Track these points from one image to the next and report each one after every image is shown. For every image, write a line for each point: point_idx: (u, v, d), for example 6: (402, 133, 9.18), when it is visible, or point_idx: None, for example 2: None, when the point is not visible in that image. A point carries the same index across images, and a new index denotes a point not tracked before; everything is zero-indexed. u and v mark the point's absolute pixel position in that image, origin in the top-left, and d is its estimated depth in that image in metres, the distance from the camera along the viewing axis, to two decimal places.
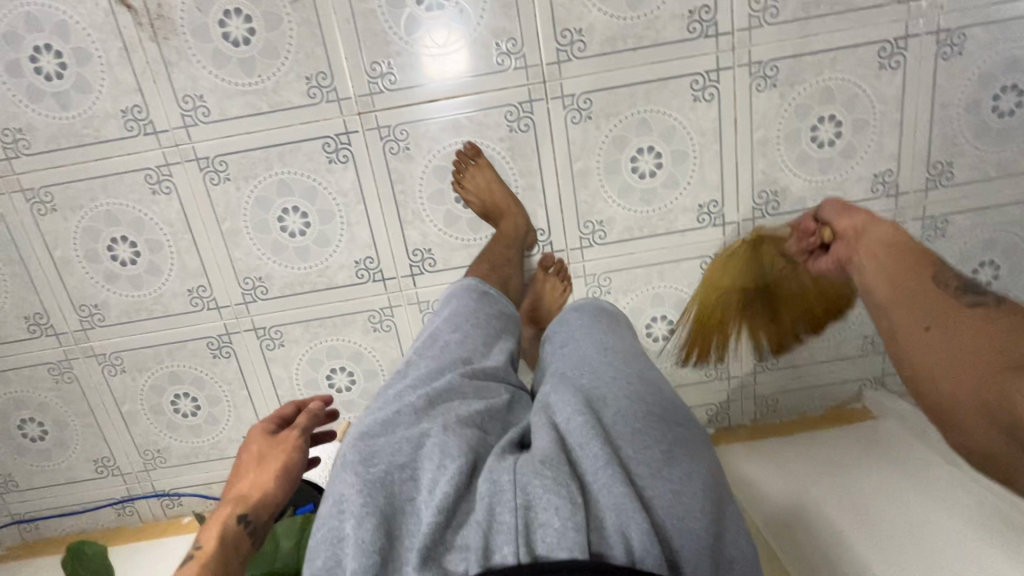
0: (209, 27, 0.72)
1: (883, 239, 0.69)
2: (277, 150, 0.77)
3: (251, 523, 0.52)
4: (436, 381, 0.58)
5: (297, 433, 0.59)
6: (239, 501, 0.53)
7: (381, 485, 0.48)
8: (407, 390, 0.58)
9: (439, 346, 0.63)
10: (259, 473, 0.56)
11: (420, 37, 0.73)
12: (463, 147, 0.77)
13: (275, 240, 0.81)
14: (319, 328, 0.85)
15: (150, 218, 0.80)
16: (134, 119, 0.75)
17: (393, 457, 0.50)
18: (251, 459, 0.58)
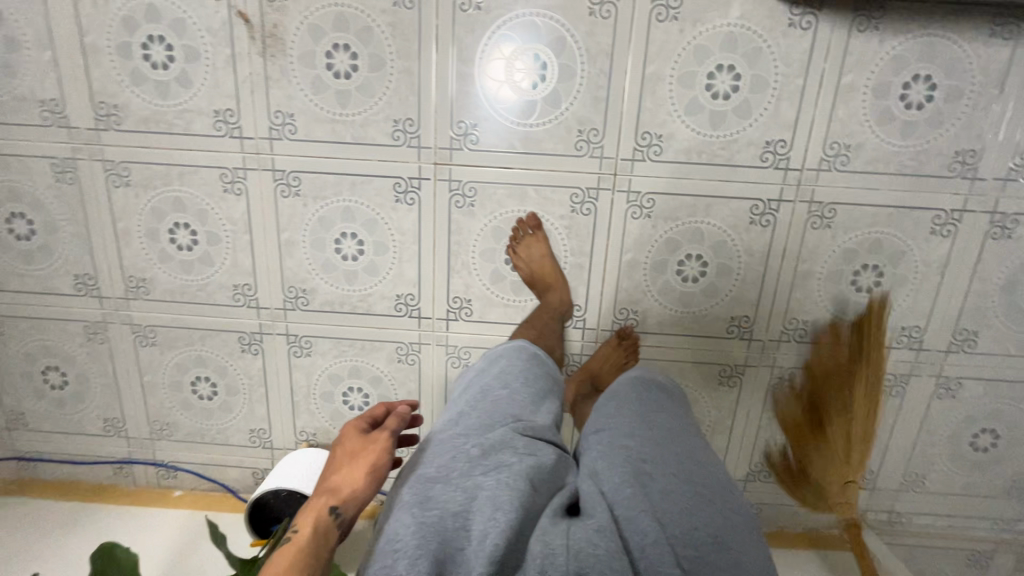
0: (316, 55, 0.75)
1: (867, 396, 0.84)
2: (348, 179, 0.80)
3: (340, 515, 0.56)
4: (488, 432, 0.59)
5: (385, 435, 0.62)
6: (335, 494, 0.57)
7: (435, 531, 0.51)
8: (460, 437, 0.59)
9: (490, 401, 0.64)
10: (351, 469, 0.59)
11: (507, 108, 0.77)
12: (525, 216, 0.81)
13: (327, 259, 0.84)
14: (347, 347, 0.89)
15: (216, 213, 0.83)
16: (225, 121, 0.79)
17: (448, 503, 0.53)
18: (345, 453, 0.61)
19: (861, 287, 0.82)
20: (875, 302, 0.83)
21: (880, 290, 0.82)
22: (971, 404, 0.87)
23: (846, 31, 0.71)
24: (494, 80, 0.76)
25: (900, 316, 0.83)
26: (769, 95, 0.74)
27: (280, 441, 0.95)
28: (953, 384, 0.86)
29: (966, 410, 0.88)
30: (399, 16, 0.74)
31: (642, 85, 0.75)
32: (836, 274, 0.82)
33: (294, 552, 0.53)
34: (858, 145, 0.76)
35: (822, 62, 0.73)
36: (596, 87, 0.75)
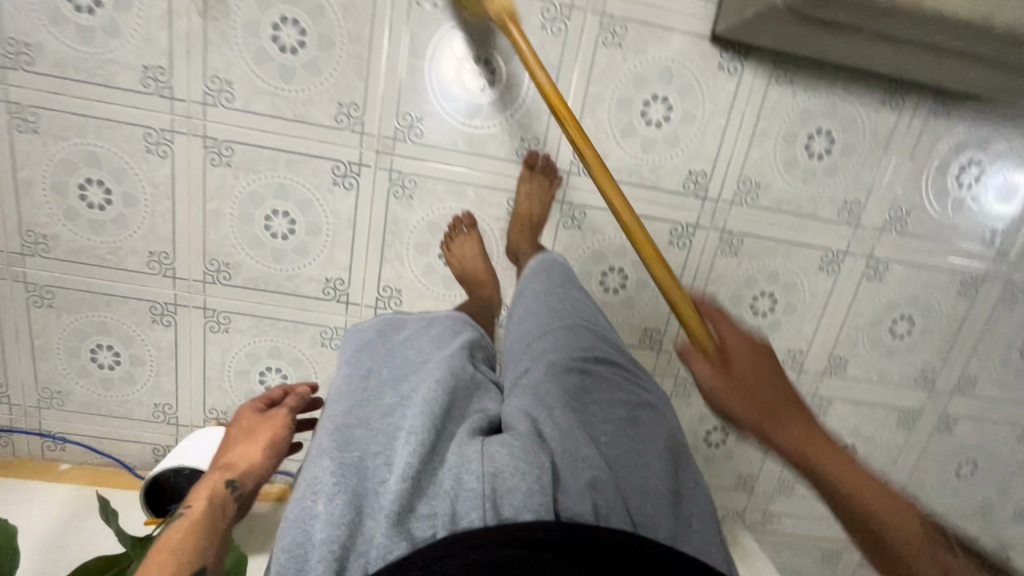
0: (261, 26, 0.73)
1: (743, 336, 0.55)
2: (284, 158, 0.79)
3: (236, 490, 0.57)
4: (403, 381, 0.55)
5: (285, 412, 0.67)
6: (229, 470, 0.58)
7: (351, 467, 0.45)
8: (376, 383, 0.54)
9: (397, 358, 0.58)
10: (246, 445, 0.62)
11: (453, 107, 0.78)
12: (462, 214, 0.83)
13: (255, 236, 0.82)
14: (269, 327, 0.87)
15: (136, 173, 0.79)
16: (154, 79, 0.75)
17: (359, 439, 0.47)
18: (242, 431, 0.64)
19: (758, 311, 0.91)
20: (769, 326, 0.92)
21: (773, 314, 0.92)
22: (836, 420, 1.00)
23: (768, 78, 0.79)
24: (443, 79, 0.77)
25: (788, 341, 0.94)
26: (696, 129, 0.81)
27: (187, 417, 0.91)
28: (824, 403, 0.99)
29: (832, 426, 1.00)
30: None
31: (584, 103, 0.79)
32: (738, 297, 0.90)
33: (187, 526, 0.52)
34: (766, 184, 0.84)
35: (745, 104, 0.80)
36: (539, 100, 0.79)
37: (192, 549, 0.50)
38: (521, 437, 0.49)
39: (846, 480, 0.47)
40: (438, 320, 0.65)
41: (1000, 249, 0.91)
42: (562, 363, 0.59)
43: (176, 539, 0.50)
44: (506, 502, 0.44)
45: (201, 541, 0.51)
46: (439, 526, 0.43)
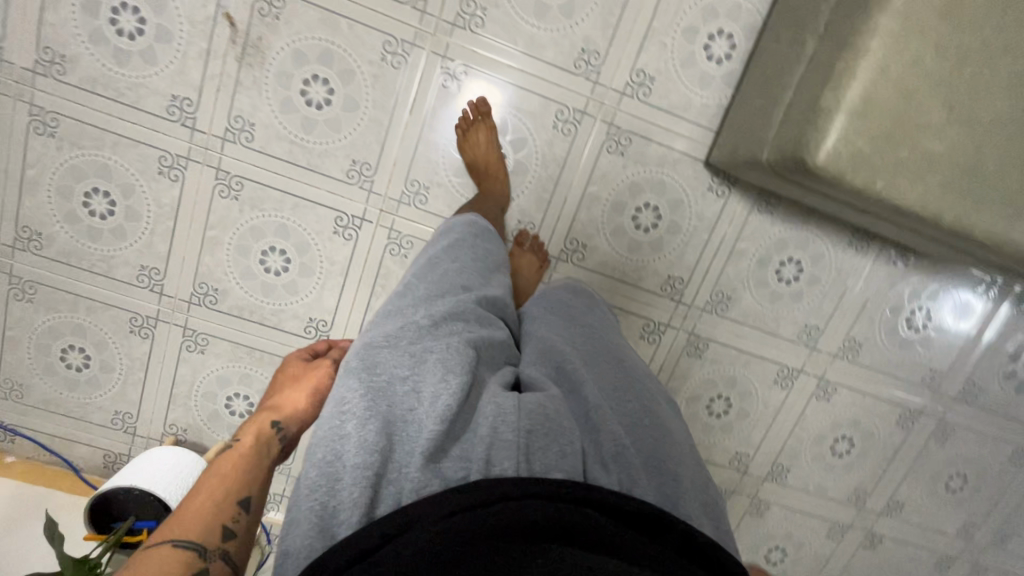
0: (293, 79, 0.77)
1: None
2: (291, 202, 0.82)
3: (282, 429, 0.63)
4: (435, 301, 0.62)
5: (328, 362, 0.72)
6: (277, 411, 0.64)
7: (388, 400, 0.51)
8: (409, 308, 0.61)
9: (438, 273, 0.66)
10: (291, 393, 0.67)
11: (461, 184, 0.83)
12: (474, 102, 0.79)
13: (249, 268, 0.84)
14: (245, 355, 0.89)
15: (143, 191, 0.81)
16: (179, 108, 0.78)
17: (396, 370, 0.53)
18: (290, 375, 0.70)
19: (713, 411, 0.97)
20: (721, 427, 0.98)
21: (726, 417, 0.97)
22: (771, 524, 1.05)
23: (751, 205, 0.86)
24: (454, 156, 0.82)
25: (737, 443, 0.99)
26: (680, 238, 0.87)
27: (145, 428, 0.92)
28: (762, 506, 1.04)
29: (766, 528, 1.05)
30: (382, 71, 0.78)
31: (581, 199, 0.85)
32: (696, 396, 0.96)
33: (242, 453, 0.57)
34: (736, 298, 0.90)
35: (727, 224, 0.87)
36: (541, 190, 0.84)
37: (246, 474, 0.56)
38: (554, 405, 0.54)
39: None
40: (480, 271, 0.68)
41: (939, 390, 0.99)
42: (580, 345, 0.66)
43: (227, 467, 0.55)
44: (538, 458, 0.49)
45: (248, 470, 0.56)
46: (471, 468, 0.48)
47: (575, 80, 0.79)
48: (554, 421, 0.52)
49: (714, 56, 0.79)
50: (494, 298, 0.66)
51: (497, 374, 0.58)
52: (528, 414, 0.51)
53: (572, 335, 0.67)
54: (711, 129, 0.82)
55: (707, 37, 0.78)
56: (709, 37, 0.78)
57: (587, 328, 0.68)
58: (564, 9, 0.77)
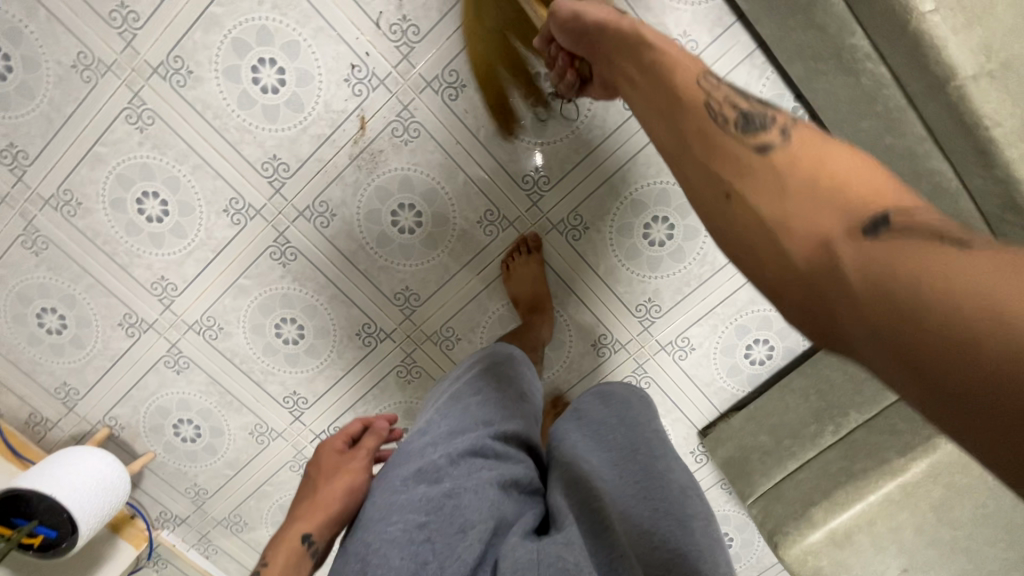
0: (389, 198, 0.79)
1: (623, 36, 0.48)
2: (331, 291, 0.83)
3: (313, 544, 0.60)
4: (458, 437, 0.54)
5: (362, 457, 0.66)
6: (308, 519, 0.60)
7: (410, 548, 0.45)
8: (430, 446, 0.54)
9: (459, 408, 0.58)
10: (324, 492, 0.62)
11: None
12: (527, 233, 0.81)
13: (262, 326, 0.85)
14: (217, 394, 0.89)
15: (200, 216, 0.80)
16: (273, 168, 0.77)
17: (412, 515, 0.47)
18: (323, 473, 0.65)
19: None
20: None
21: None
22: None
23: (716, 481, 0.93)
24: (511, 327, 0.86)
25: None
26: None
27: (84, 408, 0.90)
28: None
29: None
30: (473, 230, 0.81)
31: None
32: None
33: None
34: None
35: None
36: (554, 387, 0.91)
37: None
38: (574, 554, 0.46)
39: (793, 248, 0.32)
40: (512, 395, 0.60)
41: None
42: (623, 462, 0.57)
43: None
44: None
45: None
46: None
47: (628, 320, 0.85)
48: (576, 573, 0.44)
49: (751, 357, 0.86)
50: (518, 438, 0.57)
51: (520, 520, 0.51)
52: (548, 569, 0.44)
53: (614, 447, 0.59)
54: (717, 408, 0.89)
55: (752, 341, 0.85)
56: (753, 342, 0.85)
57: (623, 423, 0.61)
58: (651, 261, 0.82)
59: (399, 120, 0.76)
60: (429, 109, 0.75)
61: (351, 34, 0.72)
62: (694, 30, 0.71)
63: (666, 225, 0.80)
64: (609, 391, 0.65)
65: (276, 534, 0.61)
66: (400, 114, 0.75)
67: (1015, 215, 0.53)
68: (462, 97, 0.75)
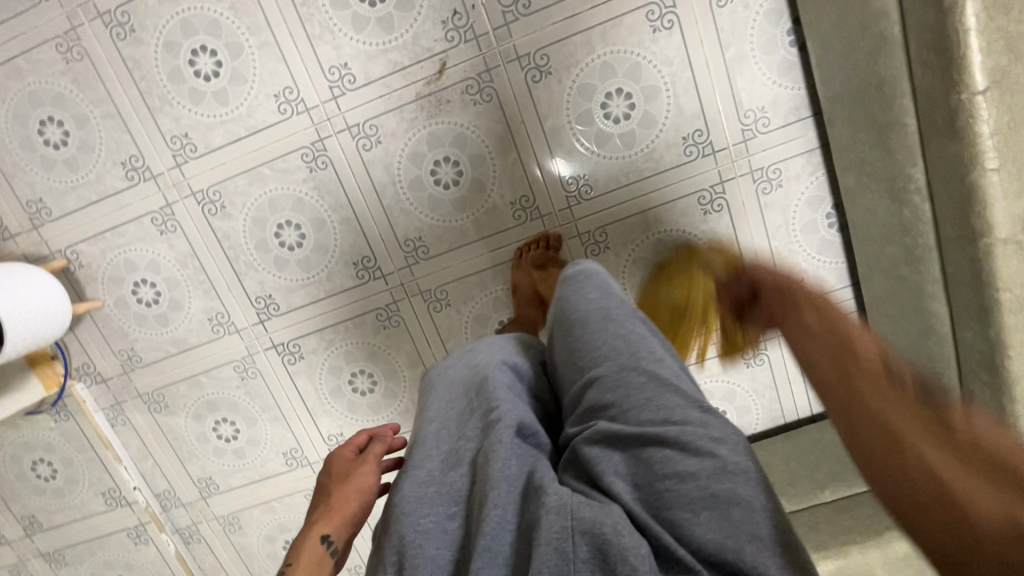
0: (438, 147, 0.79)
1: (801, 292, 0.64)
2: (346, 213, 0.82)
3: (332, 544, 0.57)
4: (468, 425, 0.55)
5: (371, 460, 0.63)
6: (325, 519, 0.59)
7: (440, 534, 0.47)
8: (444, 437, 0.55)
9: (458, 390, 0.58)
10: (337, 496, 0.60)
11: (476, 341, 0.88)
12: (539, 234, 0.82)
13: (265, 220, 0.83)
14: (191, 268, 0.86)
15: (248, 92, 0.78)
16: (340, 75, 0.77)
17: (442, 507, 0.49)
18: (335, 475, 0.63)
19: None
20: None
21: None
22: None
23: None
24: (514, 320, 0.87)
25: None
26: None
27: (49, 231, 0.86)
28: None
29: None
30: (503, 208, 0.82)
31: None
32: None
33: None
34: None
35: None
36: None
37: None
38: (613, 516, 0.43)
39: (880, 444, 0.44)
40: (497, 366, 0.61)
41: None
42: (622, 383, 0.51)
43: None
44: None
45: None
46: None
47: None
48: (615, 536, 0.42)
49: None
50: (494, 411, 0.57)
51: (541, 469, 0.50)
52: (584, 534, 0.42)
53: (603, 370, 0.53)
54: None
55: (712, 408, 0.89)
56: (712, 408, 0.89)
57: (616, 337, 0.55)
58: None
59: (477, 79, 0.76)
60: (509, 81, 0.76)
61: None
62: (770, 109, 0.75)
63: None
64: (587, 317, 0.58)
65: (294, 538, 0.58)
66: (481, 74, 0.76)
67: (988, 372, 0.58)
68: (544, 83, 0.76)
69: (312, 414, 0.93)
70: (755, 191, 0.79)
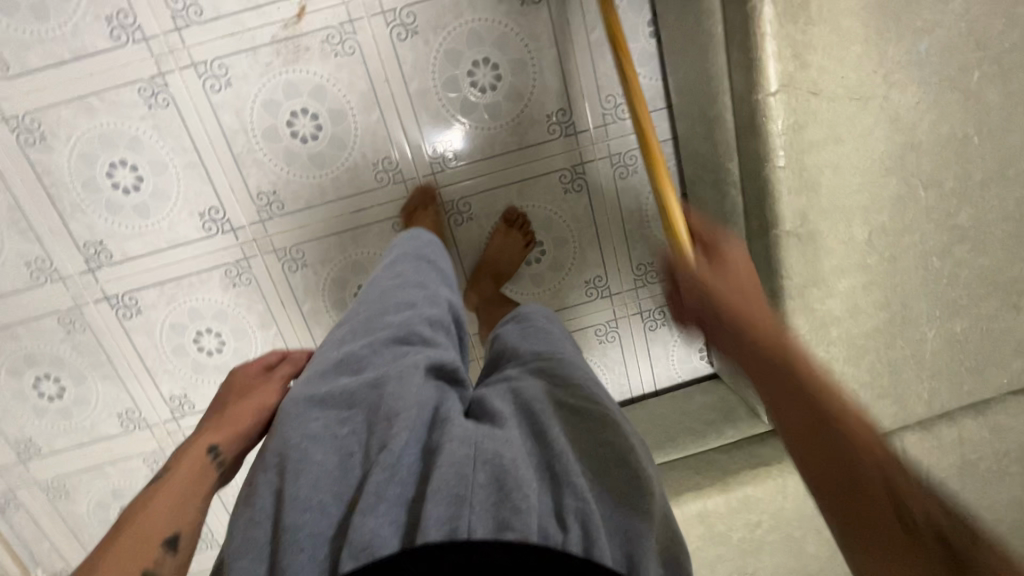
0: (295, 98, 0.75)
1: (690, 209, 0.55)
2: (191, 158, 0.76)
3: (219, 454, 0.54)
4: (378, 344, 0.53)
5: (278, 377, 0.62)
6: (216, 429, 0.56)
7: (333, 441, 0.46)
8: (358, 350, 0.53)
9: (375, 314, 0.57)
10: (233, 406, 0.58)
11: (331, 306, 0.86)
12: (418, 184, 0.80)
13: (95, 158, 0.75)
14: (4, 204, 0.77)
15: (74, 9, 0.70)
16: (184, 5, 0.70)
17: (332, 419, 0.47)
18: (233, 391, 0.60)
19: None
20: None
21: None
22: None
23: None
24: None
25: None
26: None
27: None
28: None
29: None
30: (365, 170, 0.79)
31: None
32: None
33: (166, 506, 0.48)
34: None
35: None
36: None
37: (173, 522, 0.48)
38: (511, 451, 0.44)
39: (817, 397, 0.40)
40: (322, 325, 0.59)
41: None
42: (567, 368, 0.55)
43: (136, 533, 0.46)
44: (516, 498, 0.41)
45: (172, 513, 0.48)
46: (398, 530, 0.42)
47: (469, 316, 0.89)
48: (513, 466, 0.43)
49: None
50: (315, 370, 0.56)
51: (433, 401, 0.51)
52: (483, 464, 0.43)
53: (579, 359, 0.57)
54: None
55: None
56: None
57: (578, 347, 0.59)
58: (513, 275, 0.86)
59: (338, 29, 0.73)
60: (373, 35, 0.73)
61: None
62: None
63: (538, 248, 0.86)
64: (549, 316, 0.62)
65: (177, 448, 0.55)
66: (343, 24, 0.73)
67: None
68: (410, 43, 0.74)
69: (151, 373, 0.87)
70: (612, 175, 0.82)
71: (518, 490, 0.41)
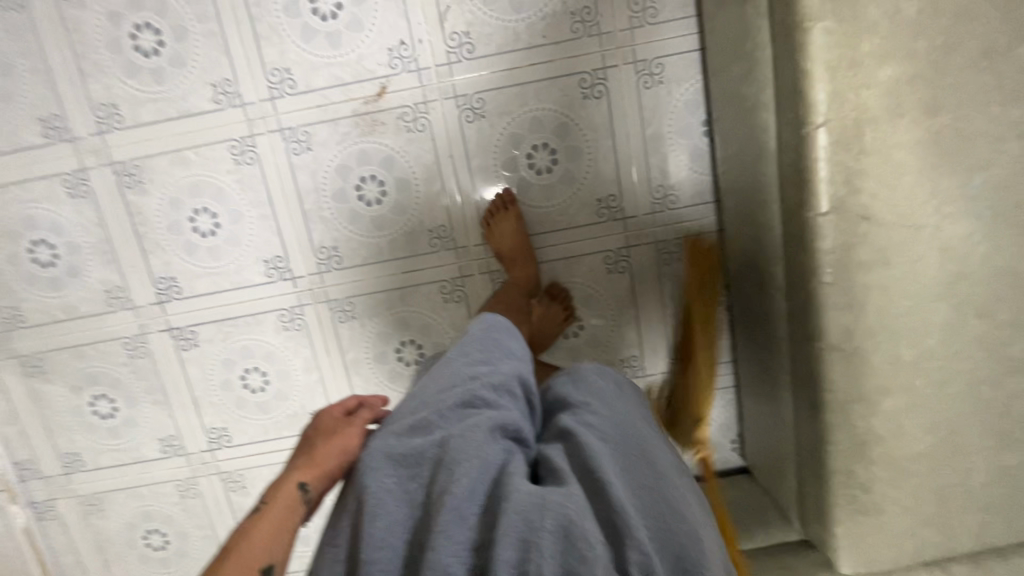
0: (366, 166, 0.82)
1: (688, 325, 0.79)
2: (266, 211, 0.83)
3: (308, 493, 0.57)
4: (453, 395, 0.57)
5: (360, 423, 0.63)
6: (305, 468, 0.58)
7: (404, 495, 0.52)
8: (431, 400, 0.57)
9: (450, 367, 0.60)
10: (320, 448, 0.59)
11: (373, 358, 0.90)
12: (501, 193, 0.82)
13: (182, 205, 0.83)
14: (95, 236, 0.84)
15: (185, 75, 0.78)
16: (280, 78, 0.78)
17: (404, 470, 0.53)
18: (321, 429, 0.62)
19: None
20: None
21: None
22: None
23: None
24: (416, 342, 0.89)
25: None
26: None
27: None
28: None
29: None
30: (421, 235, 0.84)
31: None
32: None
33: (263, 541, 0.52)
34: None
35: None
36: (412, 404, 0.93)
37: (264, 563, 0.51)
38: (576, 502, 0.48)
39: None
40: None
41: None
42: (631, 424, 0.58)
43: (235, 567, 0.50)
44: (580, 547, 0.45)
45: (266, 552, 0.52)
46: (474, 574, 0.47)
47: None
48: (578, 517, 0.47)
49: None
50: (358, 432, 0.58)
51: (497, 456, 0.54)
52: (550, 514, 0.47)
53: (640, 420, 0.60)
54: None
55: None
56: None
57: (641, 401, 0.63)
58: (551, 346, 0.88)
59: (413, 108, 0.79)
60: (444, 116, 0.80)
61: (416, 17, 0.76)
62: (678, 187, 0.81)
63: (578, 323, 0.88)
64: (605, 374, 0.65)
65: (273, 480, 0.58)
66: (418, 104, 0.79)
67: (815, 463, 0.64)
68: (476, 125, 0.80)
69: (198, 403, 0.91)
70: (656, 260, 0.84)
71: (583, 544, 0.45)
